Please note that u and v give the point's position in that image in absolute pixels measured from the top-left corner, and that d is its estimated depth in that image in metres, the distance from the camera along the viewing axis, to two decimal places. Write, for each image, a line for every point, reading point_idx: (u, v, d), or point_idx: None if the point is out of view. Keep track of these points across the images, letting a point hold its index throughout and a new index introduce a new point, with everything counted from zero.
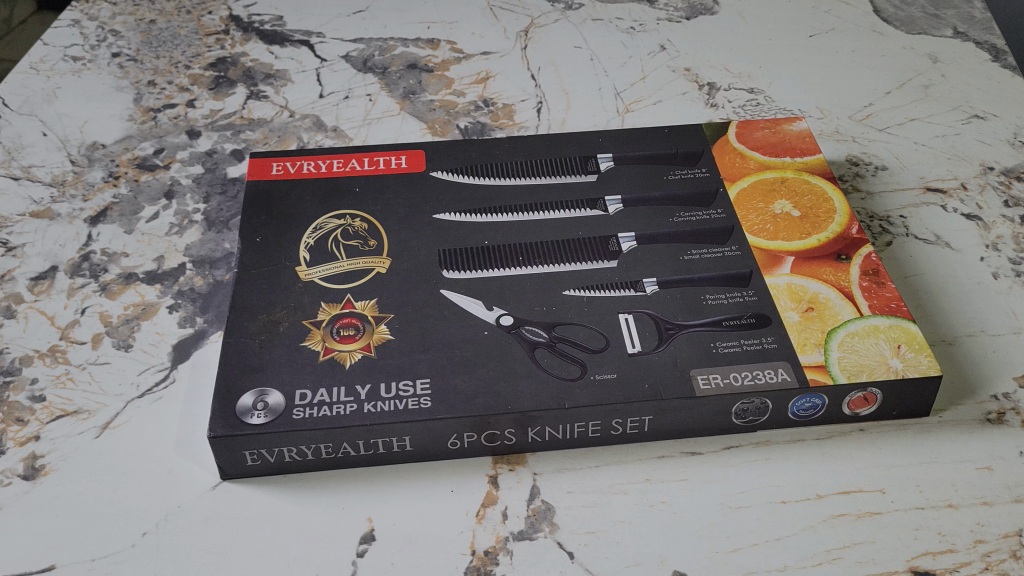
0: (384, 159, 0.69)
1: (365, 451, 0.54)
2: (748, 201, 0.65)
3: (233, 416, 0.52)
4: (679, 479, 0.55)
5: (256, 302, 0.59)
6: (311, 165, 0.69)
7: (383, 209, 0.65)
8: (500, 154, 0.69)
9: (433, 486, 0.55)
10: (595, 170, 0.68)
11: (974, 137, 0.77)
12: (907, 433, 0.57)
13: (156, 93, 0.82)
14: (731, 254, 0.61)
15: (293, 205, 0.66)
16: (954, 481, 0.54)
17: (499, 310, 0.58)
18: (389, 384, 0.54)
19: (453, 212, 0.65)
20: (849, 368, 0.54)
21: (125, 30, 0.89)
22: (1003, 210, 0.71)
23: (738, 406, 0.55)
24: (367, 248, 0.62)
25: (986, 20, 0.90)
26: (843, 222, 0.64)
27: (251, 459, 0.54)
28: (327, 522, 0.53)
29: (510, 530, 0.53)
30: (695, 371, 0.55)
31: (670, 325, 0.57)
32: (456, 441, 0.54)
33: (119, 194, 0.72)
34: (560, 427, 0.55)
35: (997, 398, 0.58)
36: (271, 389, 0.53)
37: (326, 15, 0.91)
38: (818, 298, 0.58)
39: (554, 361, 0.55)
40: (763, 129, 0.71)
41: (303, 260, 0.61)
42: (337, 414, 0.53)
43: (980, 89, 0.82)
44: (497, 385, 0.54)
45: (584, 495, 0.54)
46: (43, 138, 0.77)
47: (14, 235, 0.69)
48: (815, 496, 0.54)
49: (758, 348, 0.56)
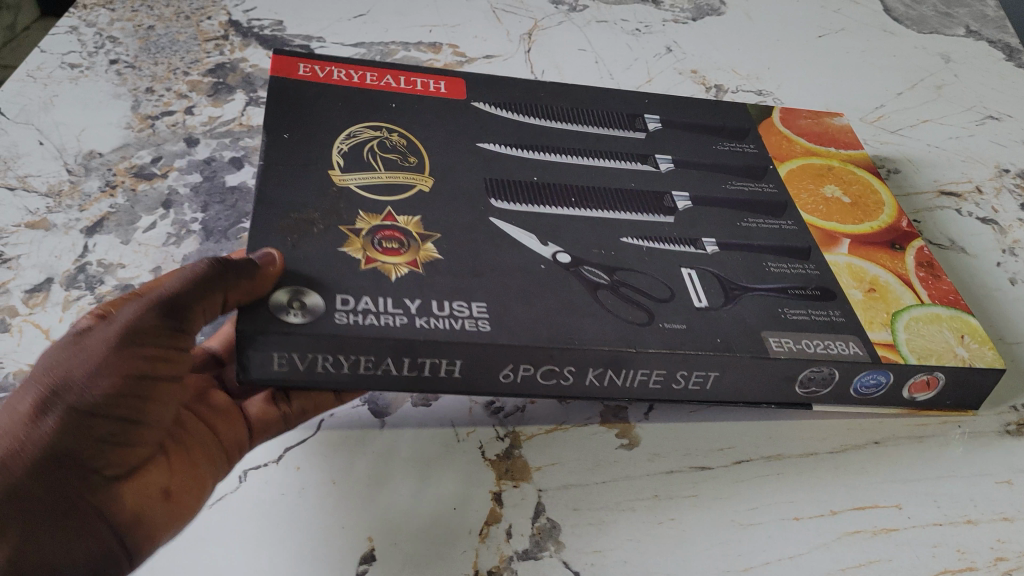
0: (421, 82, 0.68)
1: (409, 371, 0.50)
2: (799, 181, 0.65)
3: (269, 313, 0.48)
4: (689, 496, 0.53)
5: (286, 198, 0.55)
6: (342, 73, 0.67)
7: (424, 129, 0.63)
8: (544, 96, 0.68)
9: (436, 505, 0.53)
10: (643, 128, 0.67)
11: (989, 138, 0.76)
12: (922, 446, 0.55)
13: (153, 100, 0.81)
14: (787, 227, 0.60)
15: (324, 108, 0.63)
16: (972, 497, 0.53)
17: (554, 246, 0.56)
18: (442, 302, 0.51)
19: (499, 144, 0.63)
20: (917, 350, 0.53)
21: (124, 36, 0.87)
22: (1019, 214, 0.69)
23: (805, 374, 0.52)
24: (407, 164, 0.60)
25: (999, 19, 0.88)
26: (893, 215, 0.64)
27: (278, 364, 0.49)
28: (327, 541, 0.51)
29: (515, 549, 0.51)
30: (766, 332, 0.53)
31: (735, 285, 0.55)
32: (509, 373, 0.51)
33: (117, 204, 0.71)
34: (622, 372, 0.51)
35: (1016, 409, 0.57)
36: (309, 292, 0.50)
37: (328, 20, 0.89)
38: (878, 281, 0.57)
39: (619, 303, 0.53)
40: (806, 117, 0.71)
41: (337, 165, 0.59)
42: (386, 325, 0.49)
43: (995, 89, 0.81)
44: (556, 317, 0.51)
45: (590, 512, 0.53)
46: (39, 146, 0.75)
47: (10, 246, 0.67)
48: (830, 512, 0.52)
49: (827, 320, 0.54)
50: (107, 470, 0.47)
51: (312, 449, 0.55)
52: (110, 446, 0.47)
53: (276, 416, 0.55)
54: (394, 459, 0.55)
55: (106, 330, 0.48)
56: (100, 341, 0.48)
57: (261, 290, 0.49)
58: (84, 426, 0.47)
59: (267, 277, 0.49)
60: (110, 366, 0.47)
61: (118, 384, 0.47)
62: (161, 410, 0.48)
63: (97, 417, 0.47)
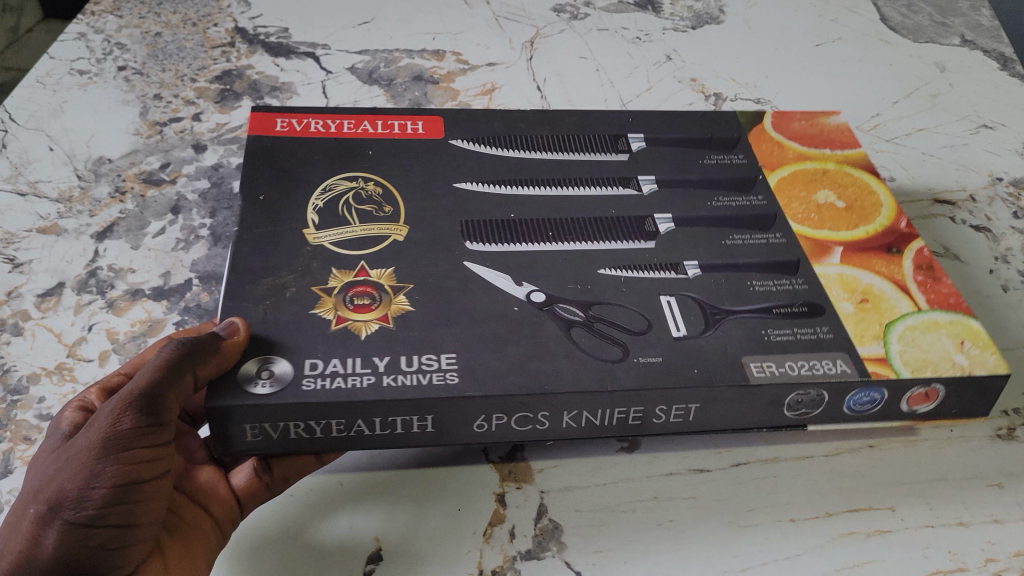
0: (399, 123, 0.68)
1: (382, 429, 0.51)
2: (789, 189, 0.64)
3: (238, 386, 0.49)
4: (689, 497, 0.55)
5: (259, 264, 0.56)
6: (318, 124, 0.67)
7: (399, 174, 0.64)
8: (525, 127, 0.68)
9: (441, 505, 0.55)
10: (626, 149, 0.67)
11: (983, 147, 0.77)
12: (916, 449, 0.56)
13: (162, 106, 0.82)
14: (775, 240, 0.60)
15: (299, 163, 0.64)
16: (964, 498, 0.54)
17: (529, 287, 0.56)
18: (412, 357, 0.51)
19: (477, 181, 0.63)
20: (911, 363, 0.53)
21: (131, 43, 0.89)
22: (1012, 222, 0.70)
23: (792, 398, 0.53)
24: (382, 213, 0.60)
25: (994, 28, 0.90)
26: (891, 215, 0.63)
27: (252, 434, 0.50)
28: (334, 541, 0.53)
29: (519, 549, 0.53)
30: (747, 359, 0.53)
31: (717, 309, 0.56)
32: (483, 424, 0.51)
33: (126, 209, 0.72)
34: (598, 413, 0.52)
35: (1007, 413, 0.58)
36: (277, 358, 0.51)
37: (333, 26, 0.91)
38: (872, 290, 0.57)
39: (594, 342, 0.53)
40: (799, 120, 0.70)
41: (312, 223, 0.59)
42: (353, 387, 0.50)
43: (989, 98, 0.82)
44: (532, 364, 0.52)
45: (592, 513, 0.54)
46: (50, 152, 0.77)
47: (22, 251, 0.69)
48: (825, 514, 0.54)
49: (814, 337, 0.54)
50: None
51: None
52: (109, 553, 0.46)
53: (260, 484, 0.53)
54: (401, 461, 0.56)
55: (88, 438, 0.48)
56: (82, 451, 0.48)
57: (229, 363, 0.50)
58: (81, 540, 0.46)
59: (235, 345, 0.50)
60: (103, 472, 0.47)
61: (113, 488, 0.46)
62: (154, 508, 0.48)
63: (94, 527, 0.46)
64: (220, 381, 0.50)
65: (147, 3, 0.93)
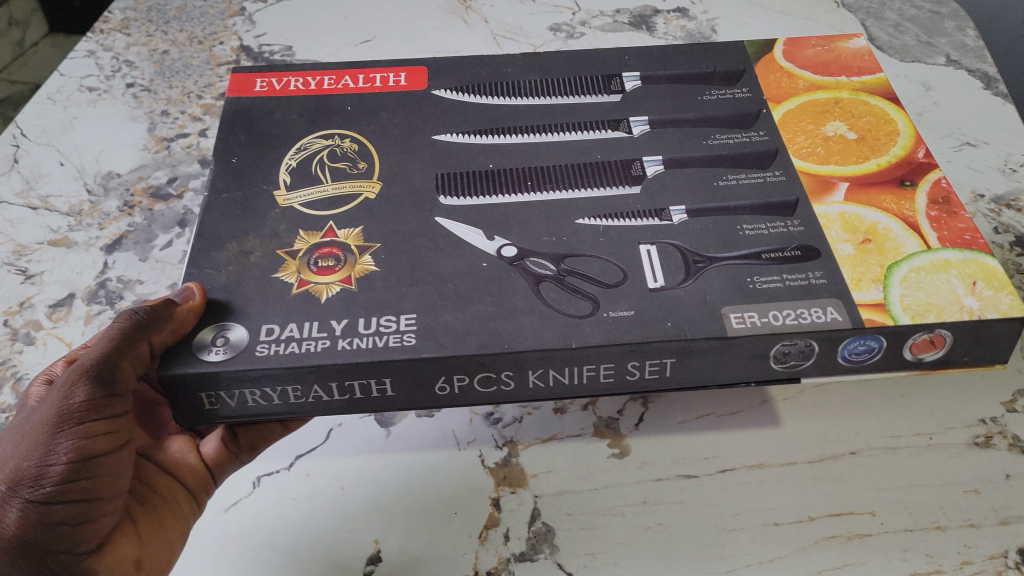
0: (382, 76, 0.70)
1: (340, 395, 0.53)
2: (796, 122, 0.65)
3: (192, 352, 0.52)
4: (676, 501, 0.57)
5: (226, 230, 0.59)
6: (299, 81, 0.70)
7: (376, 129, 0.66)
8: (511, 72, 0.70)
9: (438, 509, 0.57)
10: (620, 89, 0.69)
11: (966, 164, 0.79)
12: (896, 456, 0.58)
13: (168, 122, 0.84)
14: (773, 178, 0.61)
15: (276, 124, 0.66)
16: (942, 503, 0.56)
17: (501, 241, 0.57)
18: (370, 320, 0.53)
19: (454, 133, 0.65)
20: (913, 308, 0.52)
21: (139, 60, 0.91)
22: (992, 236, 0.73)
23: (778, 349, 0.53)
24: (355, 170, 0.63)
25: (978, 49, 0.91)
26: (907, 146, 0.63)
27: (209, 403, 0.52)
28: (335, 543, 0.55)
29: (512, 551, 0.55)
30: (727, 309, 0.53)
31: (699, 257, 0.56)
32: (444, 386, 0.53)
33: (134, 222, 0.74)
34: (566, 371, 0.53)
35: (985, 421, 0.60)
36: (234, 325, 0.53)
37: (332, 33, 0.93)
38: (876, 229, 0.57)
39: (562, 297, 0.54)
40: (815, 47, 0.72)
41: (282, 184, 0.62)
42: (306, 352, 0.52)
43: (975, 117, 0.83)
44: (493, 323, 0.53)
45: (583, 517, 0.56)
46: (60, 167, 0.79)
47: (33, 263, 0.71)
48: (808, 518, 0.56)
49: (804, 283, 0.54)
50: (75, 550, 0.51)
51: (322, 458, 0.59)
52: (73, 525, 0.51)
53: (229, 454, 0.58)
54: (399, 468, 0.59)
55: (43, 414, 0.51)
56: (38, 427, 0.51)
57: (185, 329, 0.53)
58: (44, 515, 0.50)
59: (189, 311, 0.52)
60: (60, 449, 0.50)
61: (70, 466, 0.50)
62: (111, 478, 0.52)
63: (55, 503, 0.50)
64: (176, 345, 0.52)
65: (155, 21, 0.95)
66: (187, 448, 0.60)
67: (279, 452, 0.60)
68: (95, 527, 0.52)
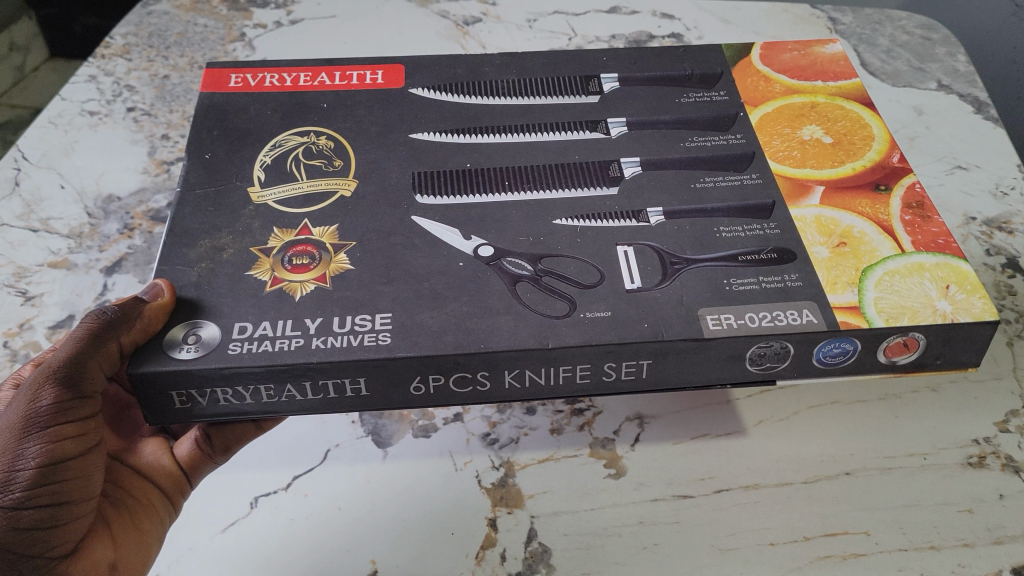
0: (358, 74, 0.71)
1: (314, 394, 0.53)
2: (773, 126, 0.66)
3: (162, 350, 0.52)
4: (670, 522, 0.57)
5: (198, 227, 0.59)
6: (274, 78, 0.70)
7: (353, 127, 0.67)
8: (489, 72, 0.71)
9: (435, 529, 0.57)
10: (598, 90, 0.70)
11: (958, 188, 0.79)
12: (891, 476, 0.59)
13: (168, 146, 0.84)
14: (750, 180, 0.62)
15: (250, 119, 0.67)
16: (936, 523, 0.56)
17: (478, 241, 0.58)
18: (344, 318, 0.54)
19: (432, 132, 0.66)
20: (887, 311, 0.53)
21: (140, 85, 0.91)
22: (984, 259, 0.73)
23: (754, 351, 0.54)
24: (331, 167, 0.63)
25: (969, 74, 0.92)
26: (882, 150, 0.65)
27: (181, 401, 0.53)
28: (332, 563, 0.56)
29: (508, 571, 0.55)
30: (704, 311, 0.54)
31: (677, 259, 0.57)
32: (420, 386, 0.54)
33: (134, 245, 0.75)
34: (543, 371, 0.54)
35: (978, 442, 0.60)
36: (206, 323, 0.53)
37: (321, 46, 0.94)
38: (852, 232, 0.58)
39: (539, 298, 0.55)
40: (791, 51, 0.73)
41: (258, 181, 0.62)
42: (279, 351, 0.52)
43: (963, 140, 0.84)
44: (470, 323, 0.53)
45: (579, 537, 0.56)
46: (61, 190, 0.80)
47: (33, 285, 0.72)
48: (802, 538, 0.56)
49: (780, 286, 0.55)
50: (47, 553, 0.52)
51: (321, 478, 0.60)
52: (43, 529, 0.52)
53: (202, 455, 0.59)
54: (396, 488, 0.59)
55: (12, 418, 0.52)
56: (8, 430, 0.52)
57: (155, 326, 0.53)
58: (14, 520, 0.51)
59: (159, 309, 0.53)
60: (29, 453, 0.51)
61: (39, 470, 0.51)
62: (81, 481, 0.53)
63: (24, 508, 0.51)
64: (148, 345, 0.53)
65: (156, 46, 0.96)
66: (161, 450, 0.60)
67: (276, 471, 0.60)
68: (65, 531, 0.53)
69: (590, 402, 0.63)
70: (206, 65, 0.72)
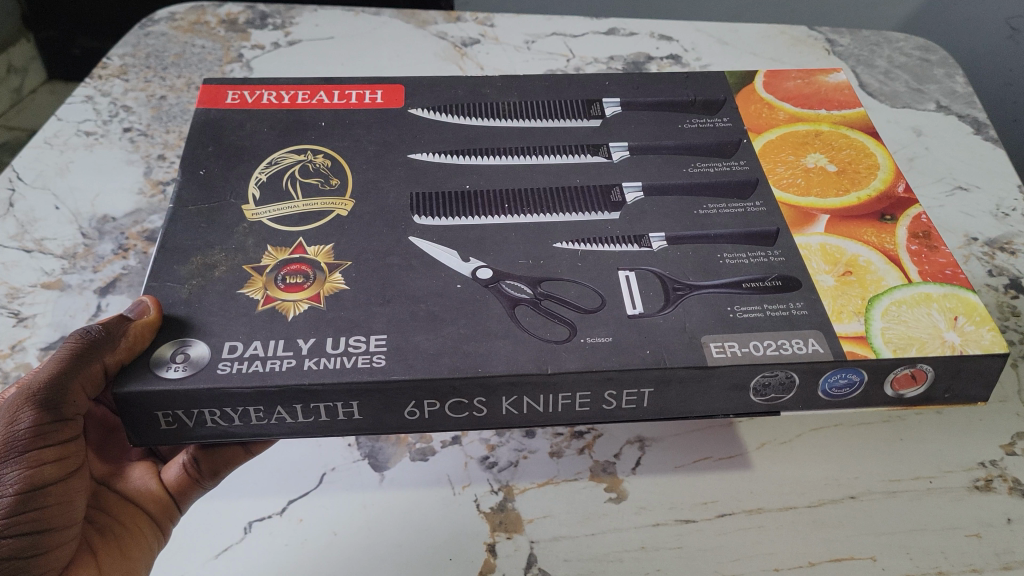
0: (357, 93, 0.71)
1: (305, 417, 0.52)
2: (776, 153, 0.66)
3: (149, 369, 0.51)
4: (673, 547, 0.56)
5: (191, 244, 0.58)
6: (272, 95, 0.70)
7: (350, 146, 0.66)
8: (490, 93, 0.71)
9: (432, 553, 0.56)
10: (599, 114, 0.69)
11: (958, 208, 0.79)
12: (896, 500, 0.58)
13: (164, 166, 0.84)
14: (754, 208, 0.61)
15: (246, 137, 0.67)
16: (943, 548, 0.55)
17: (476, 263, 0.57)
18: (338, 339, 0.53)
19: (431, 152, 0.65)
20: (894, 341, 0.52)
21: (136, 105, 0.91)
22: (986, 279, 0.73)
23: (759, 380, 0.53)
24: (327, 187, 0.63)
25: (968, 95, 0.92)
26: (886, 179, 0.64)
27: (165, 423, 0.52)
28: None
29: None
30: (707, 338, 0.53)
31: (680, 285, 0.56)
32: (414, 411, 0.53)
33: (128, 265, 0.74)
34: (540, 399, 0.53)
35: (984, 464, 0.60)
36: (194, 342, 0.52)
37: (321, 70, 0.94)
38: (857, 261, 0.58)
39: (538, 322, 0.54)
40: (795, 79, 0.73)
41: (252, 199, 0.62)
42: (270, 371, 0.51)
43: (963, 160, 0.84)
44: (467, 344, 0.53)
45: (579, 562, 0.55)
46: (55, 211, 0.79)
47: (25, 305, 0.71)
48: (808, 563, 0.55)
49: (785, 314, 0.54)
50: None
51: (316, 501, 0.58)
52: (22, 559, 0.50)
53: (191, 480, 0.58)
54: (393, 512, 0.58)
55: None
56: None
57: (141, 347, 0.52)
58: None
59: (145, 328, 0.52)
60: (8, 479, 0.50)
61: (17, 497, 0.50)
62: (62, 507, 0.52)
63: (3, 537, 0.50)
64: (133, 364, 0.52)
65: (153, 67, 0.95)
66: (148, 474, 0.59)
67: (272, 495, 0.59)
68: (48, 559, 0.52)
69: (590, 425, 0.63)
70: (203, 81, 0.72)
